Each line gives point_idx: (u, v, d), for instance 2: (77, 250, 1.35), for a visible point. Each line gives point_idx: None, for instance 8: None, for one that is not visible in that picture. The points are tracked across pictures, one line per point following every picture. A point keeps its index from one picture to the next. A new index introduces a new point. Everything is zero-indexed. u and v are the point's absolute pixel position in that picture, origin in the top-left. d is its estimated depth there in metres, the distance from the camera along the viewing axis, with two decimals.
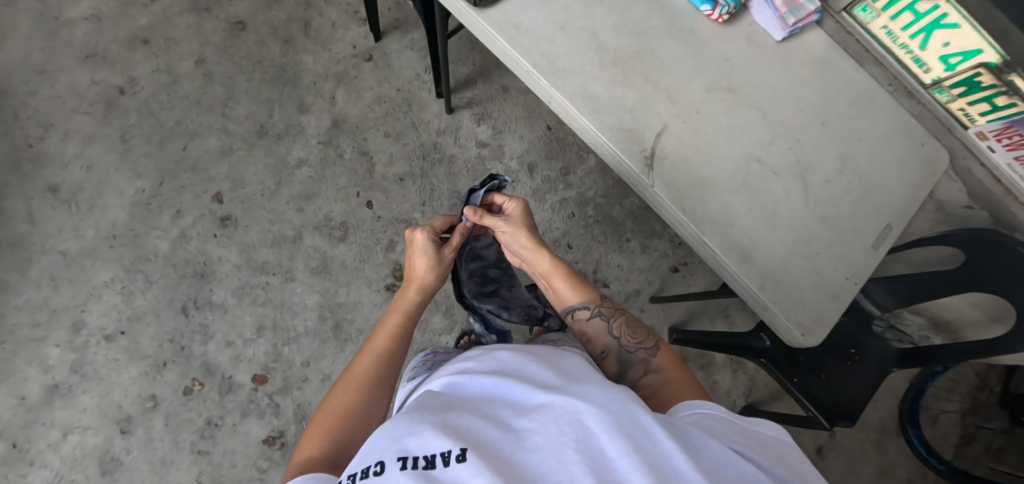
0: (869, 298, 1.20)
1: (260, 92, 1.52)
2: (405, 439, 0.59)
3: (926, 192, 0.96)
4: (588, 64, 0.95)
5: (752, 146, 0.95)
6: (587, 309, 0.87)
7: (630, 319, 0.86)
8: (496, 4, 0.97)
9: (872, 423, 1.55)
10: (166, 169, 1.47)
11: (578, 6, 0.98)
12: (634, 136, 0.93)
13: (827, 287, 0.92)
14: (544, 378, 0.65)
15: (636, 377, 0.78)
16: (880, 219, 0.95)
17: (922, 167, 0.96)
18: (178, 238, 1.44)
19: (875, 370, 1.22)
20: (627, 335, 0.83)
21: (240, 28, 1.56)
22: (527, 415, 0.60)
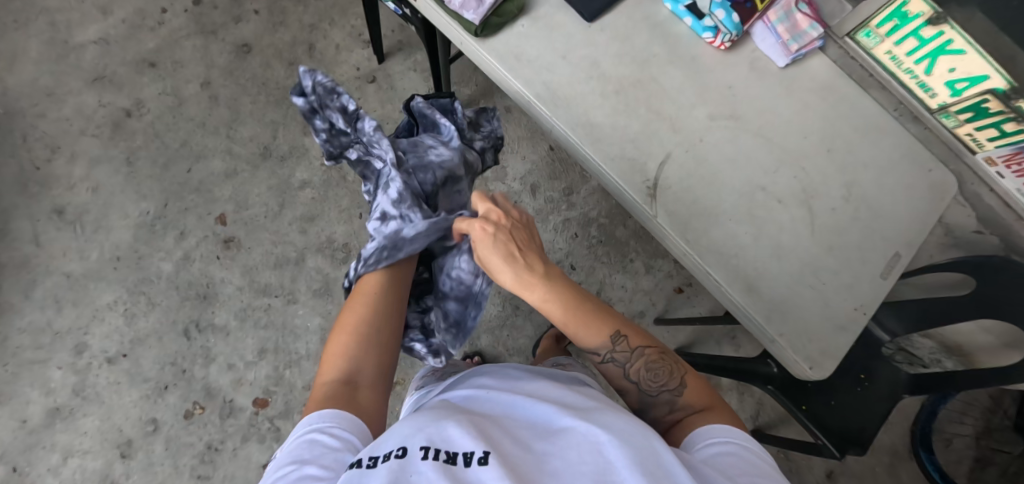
0: (880, 324, 1.19)
1: (264, 114, 1.53)
2: (432, 432, 0.58)
3: (936, 218, 0.95)
4: (589, 93, 0.95)
5: (755, 174, 0.94)
6: (600, 353, 0.76)
7: (662, 351, 0.76)
8: (497, 34, 0.97)
9: (884, 447, 1.51)
10: (171, 191, 1.48)
11: (580, 34, 0.98)
12: (636, 166, 0.93)
13: (835, 318, 0.90)
14: (572, 404, 0.64)
15: (659, 415, 0.72)
16: (888, 248, 0.93)
17: (930, 194, 0.95)
18: (181, 260, 1.44)
19: (885, 397, 1.19)
20: (650, 376, 0.74)
21: (245, 51, 1.58)
22: (550, 439, 0.58)
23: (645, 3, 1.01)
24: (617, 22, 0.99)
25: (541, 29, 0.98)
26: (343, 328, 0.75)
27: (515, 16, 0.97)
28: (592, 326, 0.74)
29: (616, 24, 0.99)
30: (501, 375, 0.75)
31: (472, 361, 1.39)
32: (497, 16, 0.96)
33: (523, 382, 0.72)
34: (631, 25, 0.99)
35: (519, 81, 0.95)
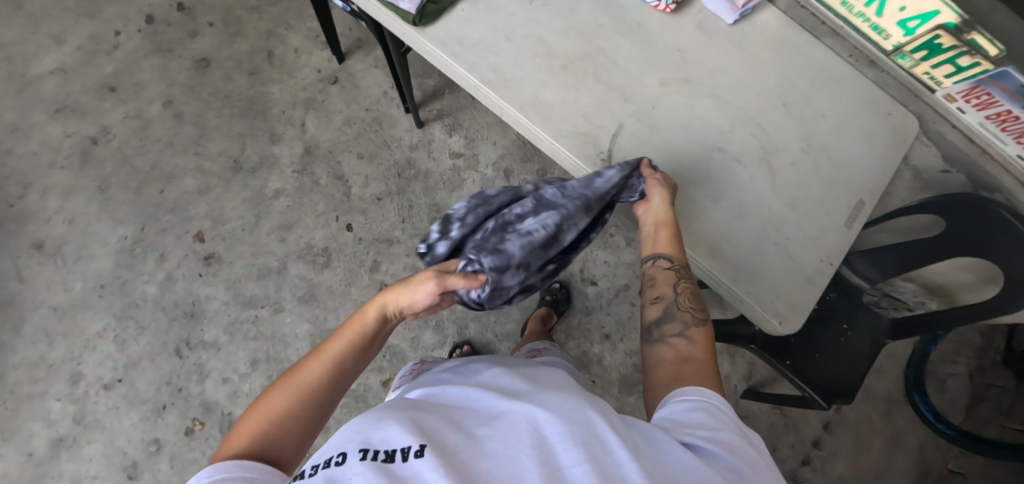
0: (856, 271, 1.20)
1: (231, 127, 1.53)
2: (368, 432, 0.59)
3: (898, 161, 0.95)
4: (537, 72, 0.95)
5: (711, 136, 0.94)
6: (669, 260, 0.81)
7: (696, 290, 0.79)
8: (439, 20, 0.96)
9: (880, 394, 1.52)
10: (147, 214, 1.48)
11: (524, 13, 0.98)
12: (589, 140, 0.92)
13: (802, 271, 0.91)
14: (511, 390, 0.65)
15: (668, 332, 0.75)
16: (851, 196, 0.93)
17: (891, 138, 0.95)
18: (165, 281, 1.45)
19: (869, 345, 1.22)
20: (684, 300, 0.78)
21: (204, 65, 1.57)
22: (489, 422, 0.59)
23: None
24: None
25: (483, 12, 0.97)
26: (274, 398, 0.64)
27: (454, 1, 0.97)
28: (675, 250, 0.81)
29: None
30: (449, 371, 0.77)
31: (461, 351, 1.40)
32: (435, 3, 0.95)
33: (467, 374, 0.73)
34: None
35: (464, 67, 0.94)
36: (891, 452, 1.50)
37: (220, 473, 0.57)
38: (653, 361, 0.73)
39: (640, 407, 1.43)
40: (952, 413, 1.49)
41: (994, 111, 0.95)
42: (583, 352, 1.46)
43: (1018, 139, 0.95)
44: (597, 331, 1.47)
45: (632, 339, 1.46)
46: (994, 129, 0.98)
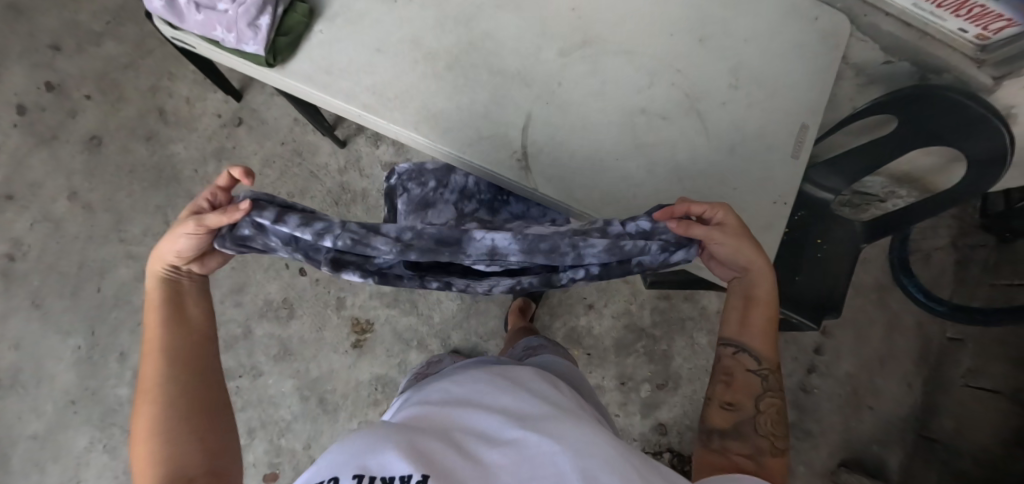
0: (820, 185, 1.17)
1: (147, 201, 1.43)
2: (365, 455, 0.54)
3: (836, 69, 0.89)
4: (422, 79, 0.84)
5: (630, 98, 0.86)
6: (757, 360, 0.75)
7: (782, 407, 0.73)
8: (296, 53, 0.84)
9: (869, 285, 1.57)
10: (92, 316, 1.39)
11: (388, 12, 0.85)
12: (499, 142, 0.84)
13: (758, 218, 0.86)
14: (522, 410, 0.60)
15: (734, 448, 0.70)
16: (794, 122, 0.88)
17: (822, 44, 0.89)
18: (134, 378, 1.38)
19: (846, 255, 1.18)
20: (767, 421, 0.72)
21: (97, 143, 1.45)
22: (497, 448, 0.55)
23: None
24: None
25: (341, 27, 0.85)
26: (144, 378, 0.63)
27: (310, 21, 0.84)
28: (766, 343, 0.75)
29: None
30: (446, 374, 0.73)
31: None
32: (284, 35, 0.82)
33: (476, 377, 0.67)
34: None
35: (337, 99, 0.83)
36: (890, 336, 1.56)
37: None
38: (703, 467, 0.70)
39: (641, 365, 1.43)
40: (942, 282, 1.51)
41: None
42: (571, 328, 1.44)
43: (957, 11, 0.89)
44: (580, 303, 1.44)
45: (617, 301, 1.44)
46: (930, 8, 0.91)
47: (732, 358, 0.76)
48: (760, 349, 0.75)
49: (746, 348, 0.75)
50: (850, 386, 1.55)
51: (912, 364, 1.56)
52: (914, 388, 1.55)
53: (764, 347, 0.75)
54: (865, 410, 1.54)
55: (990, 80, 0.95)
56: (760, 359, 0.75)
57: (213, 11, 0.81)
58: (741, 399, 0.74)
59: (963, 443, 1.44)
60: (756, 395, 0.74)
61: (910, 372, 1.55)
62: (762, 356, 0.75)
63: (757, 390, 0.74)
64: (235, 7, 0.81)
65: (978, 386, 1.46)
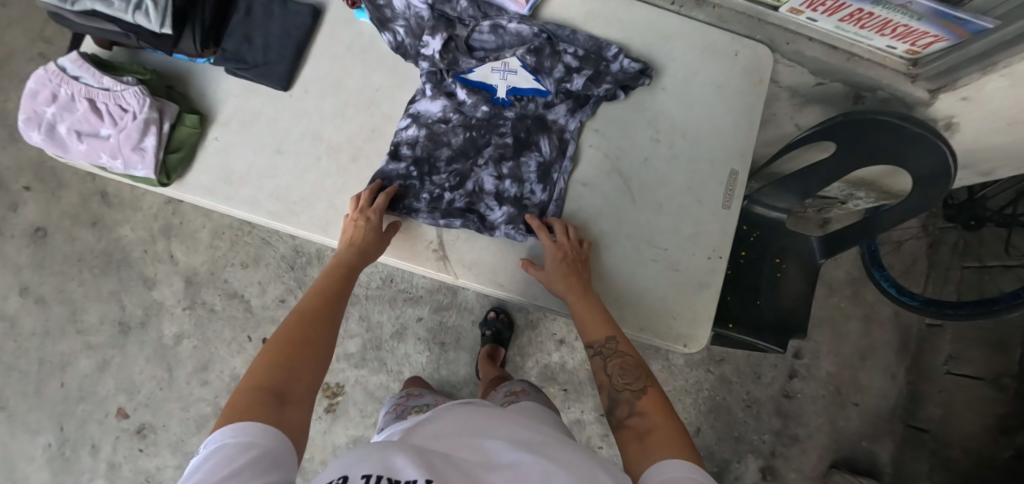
0: (769, 204, 1.15)
1: (100, 288, 1.40)
2: (379, 456, 0.56)
3: (760, 109, 0.90)
4: (326, 177, 0.88)
5: (552, 167, 0.88)
6: (593, 343, 0.76)
7: (625, 362, 0.72)
8: (197, 164, 0.88)
9: (842, 280, 1.54)
10: (58, 412, 1.36)
11: (284, 110, 0.90)
12: (412, 233, 0.87)
13: (693, 276, 0.86)
14: (532, 442, 0.60)
15: (622, 416, 0.69)
16: (723, 168, 0.88)
17: (743, 82, 0.91)
18: (109, 470, 1.35)
19: (802, 273, 1.17)
20: (618, 379, 0.72)
21: (42, 234, 1.41)
22: (499, 462, 0.57)
23: (337, 28, 0.92)
24: (316, 73, 0.91)
25: (245, 132, 0.89)
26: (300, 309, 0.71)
27: (202, 130, 0.88)
28: (595, 313, 0.77)
29: (314, 77, 0.91)
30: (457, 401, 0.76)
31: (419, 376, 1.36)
32: (174, 152, 0.86)
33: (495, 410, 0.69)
34: (334, 65, 0.91)
35: (244, 206, 0.87)
36: (869, 330, 1.52)
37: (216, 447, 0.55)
38: (621, 441, 0.66)
39: None
40: (916, 266, 1.49)
41: (846, 13, 0.89)
42: (545, 366, 1.42)
43: (882, 31, 0.91)
44: (550, 339, 1.42)
45: None
46: (853, 29, 0.92)
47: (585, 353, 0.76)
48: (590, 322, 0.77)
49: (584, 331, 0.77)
50: (832, 386, 1.51)
51: (894, 356, 1.51)
52: (898, 379, 1.50)
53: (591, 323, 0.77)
54: (851, 408, 1.50)
55: (926, 93, 0.98)
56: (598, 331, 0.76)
57: (96, 138, 0.84)
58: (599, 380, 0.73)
59: (951, 432, 1.41)
60: (607, 360, 0.73)
61: (893, 363, 1.51)
62: (595, 327, 0.76)
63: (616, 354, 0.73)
64: (117, 132, 0.83)
65: (961, 372, 1.42)
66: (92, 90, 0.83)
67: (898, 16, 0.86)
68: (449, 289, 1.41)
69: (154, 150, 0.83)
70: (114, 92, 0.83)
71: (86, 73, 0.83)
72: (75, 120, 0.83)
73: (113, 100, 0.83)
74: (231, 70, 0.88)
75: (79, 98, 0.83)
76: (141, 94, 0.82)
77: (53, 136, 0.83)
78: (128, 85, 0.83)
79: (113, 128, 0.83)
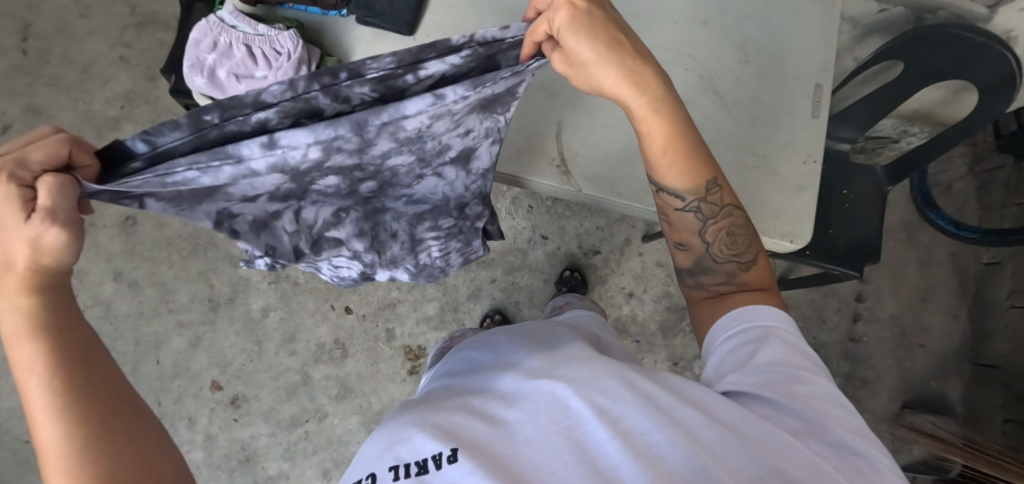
0: (833, 138, 1.23)
1: (188, 269, 1.47)
2: (396, 446, 0.55)
3: (837, 27, 0.98)
4: None
5: None
6: (685, 199, 0.74)
7: (728, 227, 0.74)
8: None
9: (896, 225, 1.55)
10: (155, 389, 1.42)
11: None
12: (535, 152, 0.90)
13: (791, 179, 0.92)
14: (532, 367, 0.62)
15: (709, 281, 0.75)
16: (809, 83, 0.95)
17: (821, 4, 0.97)
18: (206, 441, 1.41)
19: (874, 201, 1.22)
20: (721, 246, 0.74)
21: (132, 222, 1.49)
22: (512, 406, 0.57)
23: None
24: (435, 19, 0.93)
25: None
26: (16, 350, 0.51)
27: None
28: (690, 168, 0.72)
29: (436, 22, 0.93)
30: (460, 354, 0.77)
31: (493, 320, 1.42)
32: None
33: (481, 359, 0.71)
34: (451, 11, 0.93)
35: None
36: (928, 271, 1.53)
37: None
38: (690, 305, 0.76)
39: (690, 343, 1.45)
40: (968, 207, 1.52)
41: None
42: (616, 319, 1.46)
43: None
44: (620, 293, 1.47)
45: (655, 285, 1.47)
46: None
47: (663, 198, 0.75)
48: (687, 177, 0.72)
49: (676, 184, 0.73)
50: (897, 328, 1.51)
51: (954, 296, 1.53)
52: (960, 319, 1.52)
53: (685, 177, 0.72)
54: (918, 349, 1.51)
55: (985, 9, 1.03)
56: (696, 184, 0.72)
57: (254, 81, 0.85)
58: (691, 237, 0.75)
59: (1020, 364, 1.42)
60: (701, 218, 0.74)
61: (954, 303, 1.53)
62: (695, 179, 0.72)
63: (712, 218, 0.74)
64: (273, 74, 0.85)
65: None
66: (249, 36, 0.85)
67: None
68: (519, 251, 1.47)
69: None
70: (270, 36, 0.86)
71: (243, 22, 0.87)
72: (234, 65, 0.85)
73: (268, 44, 0.86)
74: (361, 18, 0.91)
75: (237, 44, 0.85)
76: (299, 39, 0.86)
77: (213, 80, 0.85)
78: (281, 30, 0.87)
79: (268, 71, 0.85)
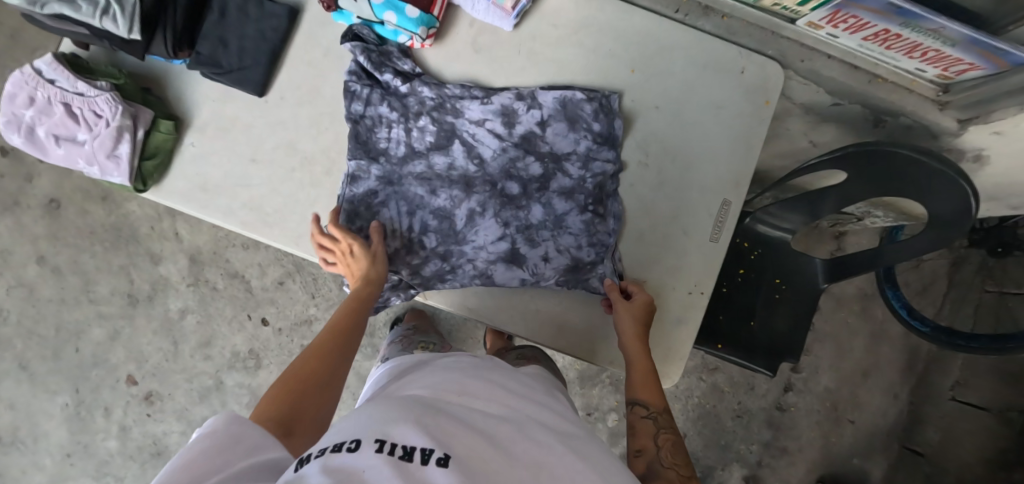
0: (770, 224, 1.11)
1: (109, 262, 1.45)
2: (388, 423, 0.52)
3: (762, 130, 0.89)
4: (301, 188, 0.94)
5: (524, 195, 0.89)
6: (646, 406, 0.75)
7: (679, 441, 0.71)
8: (165, 177, 0.96)
9: (852, 294, 1.44)
10: (74, 375, 1.44)
11: (259, 116, 0.96)
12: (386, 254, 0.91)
13: (670, 311, 0.88)
14: (539, 418, 0.60)
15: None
16: (715, 198, 0.88)
17: (747, 100, 0.89)
18: (120, 432, 1.43)
19: (802, 294, 1.12)
20: (668, 454, 0.70)
21: (55, 206, 1.45)
22: (513, 441, 0.55)
23: (316, 29, 0.96)
24: (289, 79, 0.96)
25: (214, 141, 0.96)
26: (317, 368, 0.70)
27: (178, 136, 0.96)
28: (650, 387, 0.76)
29: (289, 83, 0.96)
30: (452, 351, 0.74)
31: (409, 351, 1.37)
32: (150, 159, 0.94)
33: (486, 366, 0.68)
34: (310, 94, 0.96)
35: (218, 214, 0.94)
36: (876, 347, 1.44)
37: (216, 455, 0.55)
38: None
39: (606, 395, 1.41)
40: (933, 287, 1.36)
41: (871, 32, 0.81)
42: None
43: (911, 53, 0.82)
44: None
45: None
46: (878, 49, 0.84)
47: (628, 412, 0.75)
48: (653, 391, 0.76)
49: (641, 392, 0.76)
50: (829, 401, 1.44)
51: (899, 376, 1.42)
52: (900, 399, 1.42)
53: (649, 391, 0.76)
54: (847, 425, 1.43)
55: (955, 123, 0.90)
56: (660, 396, 0.76)
57: (73, 143, 0.92)
58: (643, 446, 0.71)
59: None
60: (656, 424, 0.73)
61: (897, 383, 1.42)
62: (660, 393, 0.76)
63: (672, 431, 0.72)
64: (92, 139, 0.91)
65: (965, 400, 1.37)
66: (67, 95, 0.91)
67: (927, 40, 0.78)
68: None
69: (129, 157, 0.91)
70: (89, 98, 0.91)
71: (62, 77, 0.91)
72: (53, 125, 0.92)
73: (88, 106, 0.91)
74: (206, 74, 0.93)
75: (56, 102, 0.91)
76: (114, 102, 0.90)
77: (32, 139, 0.92)
78: (102, 90, 0.91)
79: (88, 134, 0.92)
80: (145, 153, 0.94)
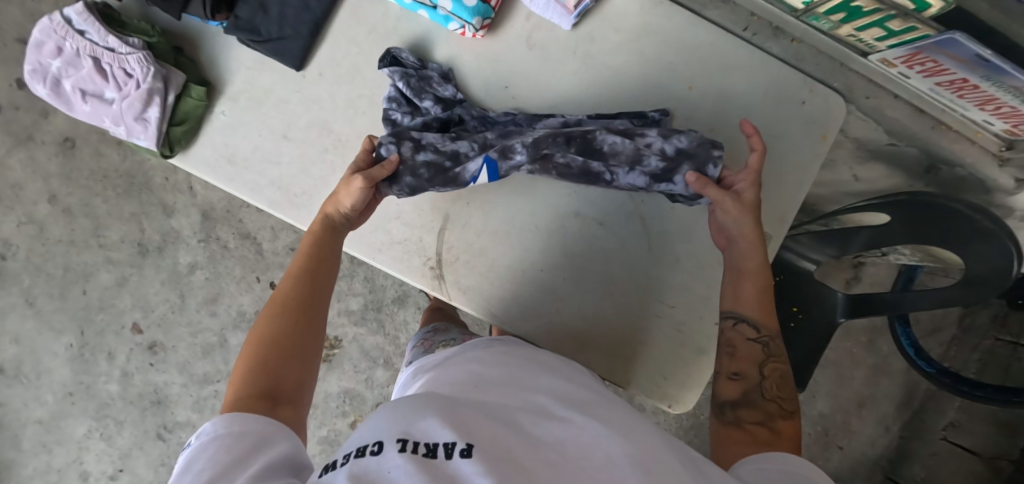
0: (800, 254, 1.10)
1: (121, 209, 1.43)
2: (407, 419, 0.47)
3: (817, 166, 0.85)
4: (330, 172, 0.90)
5: (561, 203, 0.87)
6: (755, 328, 0.72)
7: (787, 372, 0.71)
8: (194, 143, 0.93)
9: (862, 326, 1.45)
10: (80, 317, 1.45)
11: (295, 91, 0.92)
12: (414, 247, 0.90)
13: (695, 341, 0.85)
14: (572, 394, 0.52)
15: (746, 418, 0.67)
16: None
17: (805, 131, 0.85)
18: (123, 377, 1.45)
19: (822, 327, 1.10)
20: (772, 386, 0.70)
21: (70, 146, 1.42)
22: (543, 422, 0.47)
23: (361, 6, 0.92)
24: (328, 56, 0.92)
25: (245, 111, 0.93)
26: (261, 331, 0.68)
27: (208, 103, 0.92)
28: (762, 304, 0.73)
29: (325, 61, 0.92)
30: (482, 338, 0.67)
31: None
32: (179, 124, 0.90)
33: (518, 351, 0.61)
34: (348, 74, 0.92)
35: (244, 189, 0.91)
36: (876, 379, 1.45)
37: (213, 433, 0.55)
38: (723, 441, 0.67)
39: None
40: (943, 329, 1.39)
41: (947, 78, 0.76)
42: None
43: (983, 105, 0.77)
44: None
45: None
46: (949, 95, 0.79)
47: (731, 328, 0.74)
48: (767, 316, 0.73)
49: (749, 311, 0.73)
50: (821, 425, 1.46)
51: (894, 409, 1.44)
52: (890, 432, 1.44)
53: (766, 316, 0.73)
54: (834, 450, 1.46)
55: (1012, 182, 0.86)
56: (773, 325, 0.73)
57: (100, 100, 0.89)
58: (746, 371, 0.71)
59: None
60: (765, 350, 0.72)
61: (891, 415, 1.44)
62: (771, 319, 0.73)
63: (782, 360, 0.72)
64: (121, 99, 0.88)
65: (956, 441, 1.38)
66: (97, 49, 0.87)
67: (1006, 96, 0.72)
68: None
69: (155, 122, 0.88)
70: (119, 55, 0.87)
71: (92, 29, 0.87)
72: (80, 79, 0.88)
73: (118, 63, 0.87)
74: (244, 40, 0.89)
75: (84, 55, 0.87)
76: (145, 64, 0.86)
77: (58, 91, 0.89)
78: (134, 48, 0.87)
79: (117, 93, 0.89)
80: (175, 118, 0.91)
